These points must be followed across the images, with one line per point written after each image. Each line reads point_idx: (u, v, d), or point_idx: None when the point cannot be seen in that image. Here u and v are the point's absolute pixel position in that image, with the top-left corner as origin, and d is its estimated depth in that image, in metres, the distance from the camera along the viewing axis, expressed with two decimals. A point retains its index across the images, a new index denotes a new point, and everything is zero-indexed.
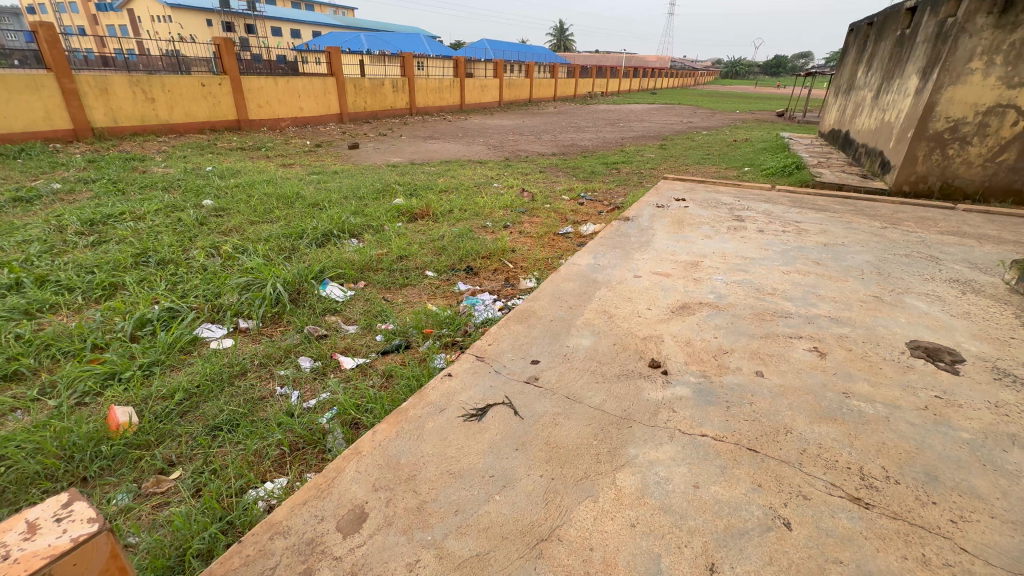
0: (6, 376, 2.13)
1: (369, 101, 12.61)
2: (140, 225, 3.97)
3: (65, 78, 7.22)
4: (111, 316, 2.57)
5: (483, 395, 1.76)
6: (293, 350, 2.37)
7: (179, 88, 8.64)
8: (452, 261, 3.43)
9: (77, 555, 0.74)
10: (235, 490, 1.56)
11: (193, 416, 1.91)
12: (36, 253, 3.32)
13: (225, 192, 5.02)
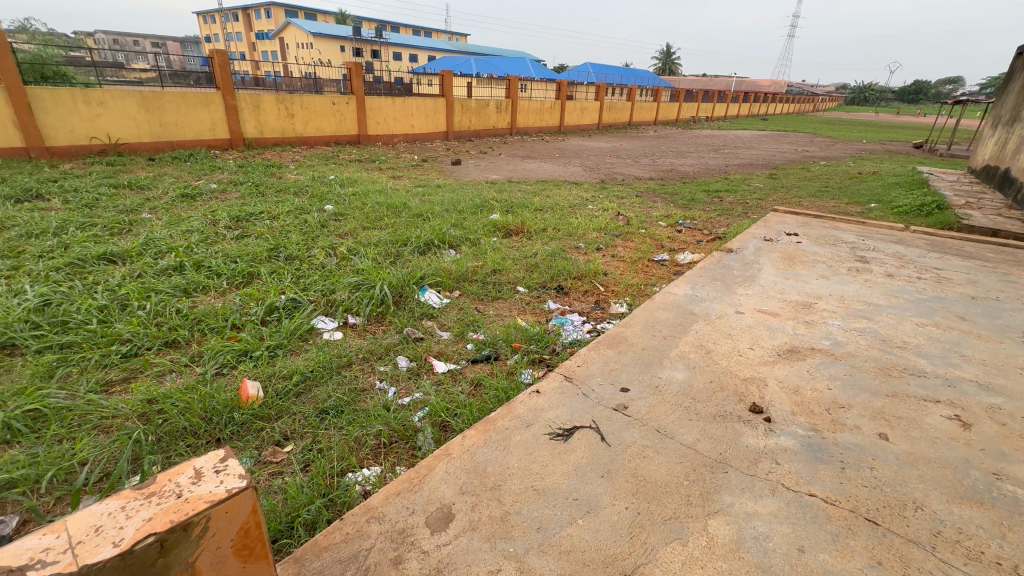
0: (168, 342, 2.55)
1: (474, 120, 13.30)
2: (274, 224, 4.54)
3: (229, 96, 8.53)
4: (247, 301, 2.96)
5: (571, 416, 1.76)
6: (393, 349, 2.55)
7: (315, 106, 9.80)
8: (544, 278, 3.48)
9: (228, 504, 0.87)
10: (336, 471, 1.71)
11: (306, 397, 2.13)
12: (196, 242, 3.93)
13: (344, 199, 5.56)
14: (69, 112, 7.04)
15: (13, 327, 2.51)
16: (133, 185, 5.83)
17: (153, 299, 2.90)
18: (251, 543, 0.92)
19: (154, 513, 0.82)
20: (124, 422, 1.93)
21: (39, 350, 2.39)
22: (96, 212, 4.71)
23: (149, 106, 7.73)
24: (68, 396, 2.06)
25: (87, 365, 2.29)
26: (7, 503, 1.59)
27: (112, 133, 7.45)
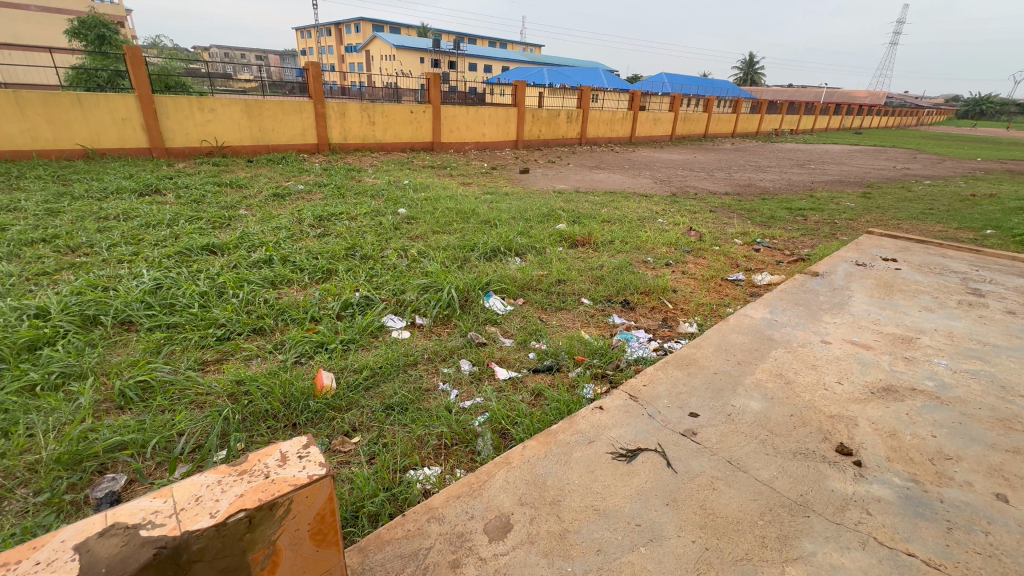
0: (255, 329, 2.77)
1: (544, 130, 13.39)
2: (352, 224, 4.81)
3: (319, 104, 9.20)
4: (325, 296, 3.15)
5: (635, 437, 1.70)
6: (456, 351, 2.60)
7: (395, 114, 10.32)
8: (609, 291, 3.41)
9: (308, 490, 0.92)
10: (398, 467, 1.76)
11: (374, 392, 2.22)
12: (283, 238, 4.26)
13: (416, 203, 5.79)
14: (186, 118, 7.92)
15: (131, 306, 2.84)
16: (233, 184, 6.43)
17: (244, 289, 3.17)
18: (326, 530, 0.97)
19: (245, 490, 0.88)
20: (215, 399, 2.11)
21: (151, 328, 2.69)
22: (202, 207, 5.24)
23: (251, 112, 8.53)
24: (171, 371, 2.30)
25: (188, 345, 2.54)
26: (118, 462, 1.79)
27: (219, 137, 8.29)
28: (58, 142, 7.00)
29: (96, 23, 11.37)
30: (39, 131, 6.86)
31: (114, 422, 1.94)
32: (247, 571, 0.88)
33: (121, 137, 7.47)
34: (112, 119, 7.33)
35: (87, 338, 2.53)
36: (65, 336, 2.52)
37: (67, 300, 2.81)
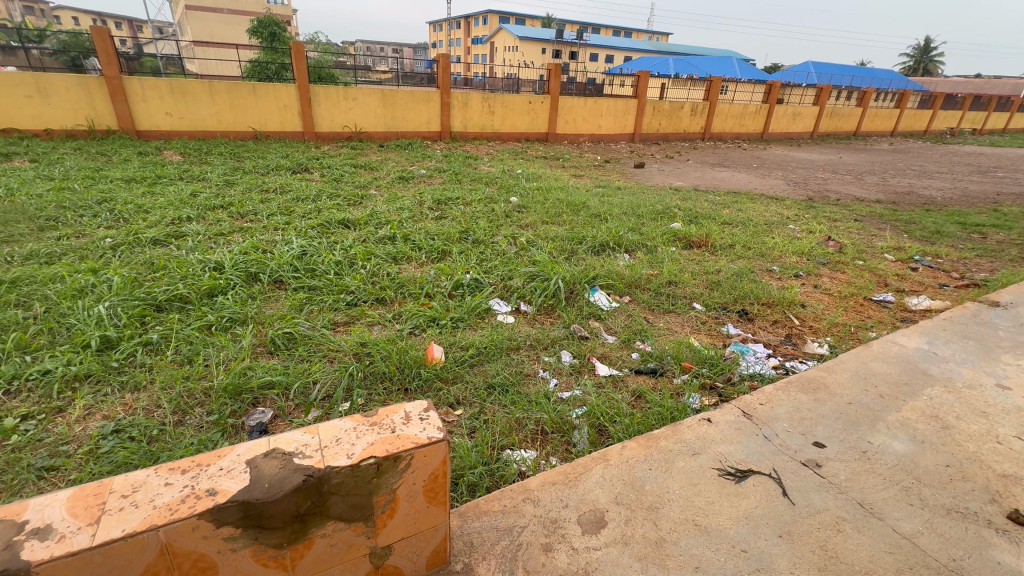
0: (378, 298, 3.04)
1: (665, 123, 12.71)
2: (467, 209, 5.04)
3: (445, 94, 9.71)
4: (440, 275, 3.35)
5: (747, 457, 1.57)
6: (558, 342, 2.62)
7: (514, 105, 10.54)
8: (725, 298, 3.17)
9: (425, 450, 0.99)
10: (496, 444, 1.83)
11: (478, 370, 2.32)
12: (406, 218, 4.60)
13: (528, 192, 5.89)
14: (333, 106, 8.89)
15: (282, 268, 3.29)
16: (366, 166, 7.09)
17: (371, 262, 3.50)
18: (438, 488, 1.05)
19: (375, 440, 0.98)
20: (343, 357, 2.38)
21: (296, 288, 3.09)
22: (340, 186, 5.86)
23: (386, 102, 9.29)
24: (310, 327, 2.63)
25: (324, 306, 2.88)
26: (267, 398, 2.10)
27: (358, 123, 9.19)
28: (236, 125, 8.29)
29: (270, 23, 13.15)
30: (223, 115, 8.18)
31: (266, 364, 2.28)
32: (371, 511, 0.98)
33: (282, 122, 8.62)
34: (277, 106, 8.48)
35: (249, 291, 2.99)
36: (234, 288, 3.00)
37: (236, 258, 3.35)
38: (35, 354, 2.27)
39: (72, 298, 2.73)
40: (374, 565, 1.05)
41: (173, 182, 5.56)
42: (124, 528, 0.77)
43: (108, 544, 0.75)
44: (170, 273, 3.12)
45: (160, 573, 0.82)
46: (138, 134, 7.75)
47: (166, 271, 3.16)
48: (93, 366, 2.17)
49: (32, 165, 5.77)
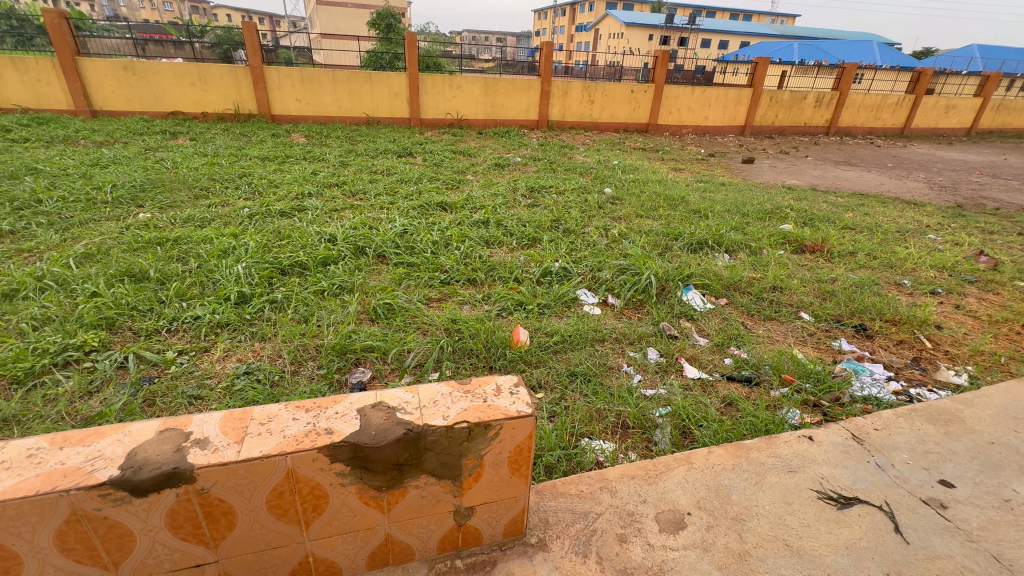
0: (470, 279, 3.17)
1: (782, 114, 11.58)
2: (560, 198, 5.03)
3: (546, 83, 9.69)
4: (529, 261, 3.40)
5: (853, 484, 1.43)
6: (645, 338, 2.54)
7: (615, 94, 10.24)
8: (840, 311, 2.86)
9: (512, 423, 1.04)
10: (575, 432, 1.84)
11: (561, 357, 2.34)
12: (500, 204, 4.71)
13: (623, 184, 5.73)
14: (438, 94, 9.30)
15: (386, 244, 3.54)
16: (465, 152, 7.35)
17: (465, 244, 3.64)
18: (522, 460, 1.10)
19: (468, 406, 1.05)
20: (434, 330, 2.51)
21: (396, 264, 3.32)
22: (440, 170, 6.14)
23: (488, 90, 9.51)
24: (407, 300, 2.82)
25: (420, 281, 3.07)
26: (367, 360, 2.30)
27: (460, 111, 9.53)
28: (352, 110, 9.01)
29: (387, 14, 13.95)
30: (342, 101, 8.92)
31: (368, 329, 2.49)
32: (459, 472, 1.05)
33: (392, 109, 9.21)
34: (388, 93, 9.06)
35: (356, 263, 3.27)
36: (344, 259, 3.30)
37: (347, 232, 3.67)
38: (189, 301, 2.70)
39: (217, 257, 3.20)
40: (457, 523, 1.13)
41: (298, 161, 6.20)
42: (262, 450, 0.91)
43: (249, 461, 0.89)
44: (293, 242, 3.51)
45: (284, 494, 0.95)
46: (272, 118, 8.75)
47: (290, 239, 3.56)
48: (232, 316, 2.54)
49: (190, 143, 6.76)
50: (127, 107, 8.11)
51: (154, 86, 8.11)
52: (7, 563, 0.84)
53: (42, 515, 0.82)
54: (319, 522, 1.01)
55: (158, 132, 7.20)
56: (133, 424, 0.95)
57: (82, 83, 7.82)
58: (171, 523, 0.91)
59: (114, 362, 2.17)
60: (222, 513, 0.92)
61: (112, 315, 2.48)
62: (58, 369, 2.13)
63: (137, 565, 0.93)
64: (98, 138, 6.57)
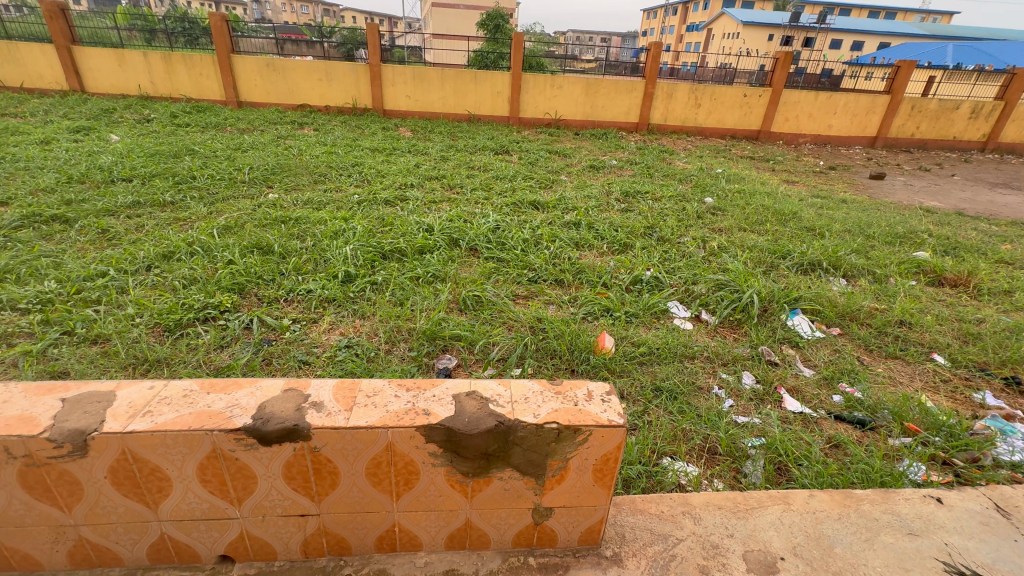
0: (557, 279, 3.16)
1: (926, 126, 10.13)
2: (656, 205, 4.84)
3: (650, 85, 9.37)
4: (619, 267, 3.31)
5: (992, 562, 1.22)
6: (740, 361, 2.37)
7: (725, 97, 9.61)
8: (986, 358, 2.45)
9: (601, 431, 1.02)
10: (657, 449, 1.77)
11: (647, 369, 2.25)
12: (592, 206, 4.64)
13: (726, 194, 5.37)
14: (539, 93, 9.38)
15: (479, 238, 3.65)
16: (560, 153, 7.34)
17: (555, 244, 3.64)
18: (606, 470, 1.08)
19: (558, 407, 1.05)
20: (520, 327, 2.55)
21: (487, 258, 3.41)
22: (535, 169, 6.20)
23: (589, 90, 9.41)
24: (495, 294, 2.89)
25: (509, 277, 3.13)
26: (454, 348, 2.39)
27: (559, 111, 9.54)
28: (455, 107, 9.40)
29: (497, 15, 14.30)
30: (447, 98, 9.34)
31: (456, 318, 2.58)
32: (544, 471, 1.06)
33: (493, 107, 9.48)
34: (491, 92, 9.33)
35: (450, 254, 3.41)
36: (439, 249, 3.46)
37: (444, 224, 3.84)
38: (304, 276, 2.99)
39: (330, 238, 3.51)
40: (534, 522, 1.13)
41: (403, 154, 6.60)
42: (368, 420, 0.98)
43: (356, 428, 0.97)
44: (395, 229, 3.75)
45: (381, 464, 1.02)
46: (384, 112, 9.41)
47: (392, 226, 3.81)
48: (338, 292, 2.78)
49: (314, 133, 7.47)
50: (266, 99, 9.18)
51: (289, 80, 9.09)
52: (161, 483, 0.99)
53: (191, 447, 0.96)
54: (408, 496, 1.07)
55: (288, 122, 8.06)
56: (263, 380, 1.08)
57: (233, 77, 8.97)
58: (286, 474, 1.01)
59: (241, 322, 2.47)
60: (328, 472, 1.01)
61: (243, 282, 2.83)
62: (199, 323, 2.47)
63: (254, 505, 1.05)
64: (241, 126, 7.50)
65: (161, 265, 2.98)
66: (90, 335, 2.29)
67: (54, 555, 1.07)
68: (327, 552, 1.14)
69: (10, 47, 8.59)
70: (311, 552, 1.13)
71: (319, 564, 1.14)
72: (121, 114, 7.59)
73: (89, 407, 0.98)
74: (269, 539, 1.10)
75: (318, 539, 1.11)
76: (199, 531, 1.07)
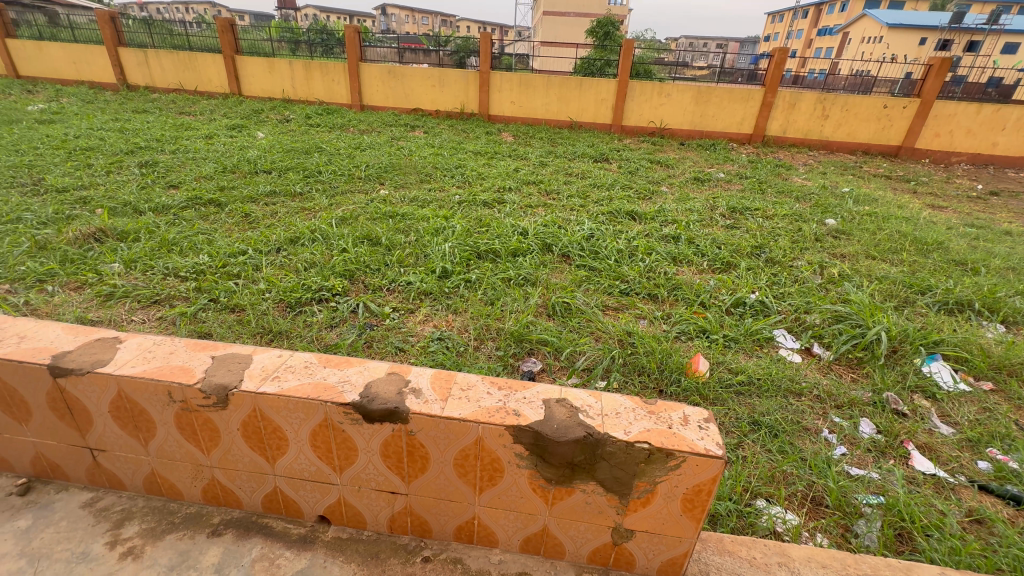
0: (650, 293, 3.04)
1: None
2: (767, 223, 4.46)
3: (770, 93, 8.69)
4: (720, 287, 3.10)
5: None
6: (857, 405, 2.10)
7: (859, 108, 8.60)
8: None
9: (696, 459, 0.97)
10: (750, 487, 1.63)
11: (745, 400, 2.08)
12: (694, 220, 4.40)
13: (852, 216, 4.80)
14: (645, 101, 9.12)
15: (572, 245, 3.64)
16: (663, 163, 7.06)
17: (651, 257, 3.51)
18: (697, 501, 1.02)
19: (650, 428, 1.01)
20: (607, 339, 2.49)
21: (578, 266, 3.38)
22: (634, 179, 6.03)
23: (699, 99, 8.95)
24: (585, 302, 2.86)
25: (600, 287, 3.07)
26: (539, 352, 2.40)
27: (664, 120, 9.19)
28: (558, 113, 9.47)
29: (607, 22, 14.17)
30: (551, 104, 9.44)
31: (544, 323, 2.59)
32: (629, 491, 1.02)
33: (596, 114, 9.40)
34: (595, 99, 9.27)
35: (542, 259, 3.44)
36: (532, 253, 3.50)
37: (538, 229, 3.88)
38: (406, 268, 3.20)
39: (432, 234, 3.71)
40: (613, 541, 1.10)
41: (504, 158, 6.78)
42: (461, 413, 1.02)
43: (450, 419, 1.01)
44: (491, 230, 3.86)
45: (470, 457, 1.05)
46: (489, 117, 9.77)
47: (488, 228, 3.93)
48: (434, 287, 2.93)
49: (423, 136, 7.95)
50: (385, 103, 9.99)
51: (406, 86, 9.79)
52: (280, 442, 1.12)
53: (307, 415, 1.07)
54: (490, 492, 1.09)
55: (402, 125, 8.67)
56: (371, 361, 1.17)
57: (359, 83, 9.88)
58: (383, 451, 1.08)
59: (349, 306, 2.70)
60: (419, 456, 1.07)
61: (353, 270, 3.10)
62: (315, 303, 2.76)
63: (353, 475, 1.14)
64: (362, 127, 8.21)
65: (288, 248, 3.37)
66: (230, 304, 2.66)
67: (192, 489, 1.25)
68: (409, 531, 1.20)
69: (190, 56, 10.22)
70: (396, 528, 1.20)
71: (402, 541, 1.20)
72: (267, 114, 8.70)
73: (231, 366, 1.14)
74: (361, 509, 1.19)
75: (403, 517, 1.18)
76: (304, 490, 1.19)
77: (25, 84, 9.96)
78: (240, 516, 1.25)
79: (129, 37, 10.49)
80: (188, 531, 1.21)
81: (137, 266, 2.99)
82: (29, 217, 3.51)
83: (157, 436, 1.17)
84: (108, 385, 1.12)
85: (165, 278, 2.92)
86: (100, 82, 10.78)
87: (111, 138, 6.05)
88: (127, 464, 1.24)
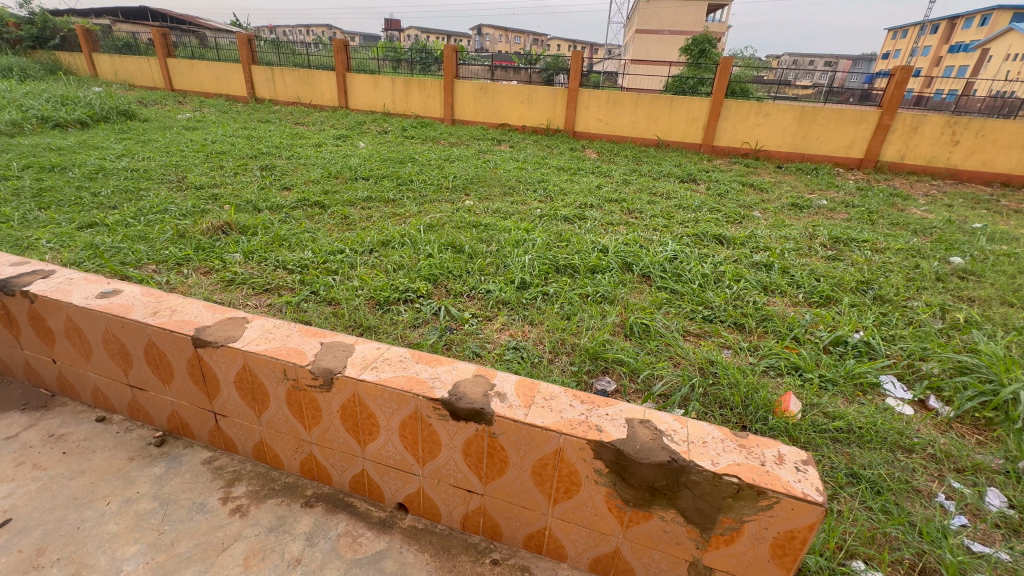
0: (736, 322, 2.87)
1: None
2: (877, 258, 4.04)
3: (887, 115, 7.92)
4: (817, 322, 2.85)
5: None
6: (983, 472, 1.83)
7: (998, 134, 7.55)
8: None
9: (794, 503, 0.90)
10: (846, 546, 1.48)
11: (842, 449, 1.89)
12: (789, 249, 4.11)
13: (986, 256, 4.19)
14: (740, 121, 8.70)
15: (653, 265, 3.54)
16: (756, 186, 6.66)
17: (739, 284, 3.32)
18: (789, 548, 0.95)
19: (741, 462, 0.97)
20: (687, 365, 2.39)
21: (659, 287, 3.28)
22: (723, 202, 5.75)
23: (803, 120, 8.37)
24: (664, 325, 2.76)
25: (681, 311, 2.95)
26: (614, 371, 2.36)
27: (760, 141, 8.68)
28: (645, 132, 9.33)
29: (704, 40, 13.70)
30: (638, 122, 9.31)
31: (621, 343, 2.54)
32: (712, 526, 0.98)
33: (685, 133, 9.12)
34: (686, 118, 9.00)
35: (621, 277, 3.38)
36: (611, 271, 3.46)
37: (619, 247, 3.83)
38: (486, 276, 3.30)
39: (513, 246, 3.80)
40: None
41: (587, 175, 6.77)
42: (544, 421, 1.04)
43: (533, 425, 1.03)
44: (571, 246, 3.87)
45: (548, 466, 1.07)
46: (574, 134, 9.83)
47: (568, 243, 3.95)
48: (512, 297, 2.99)
49: (509, 150, 8.17)
50: (475, 118, 10.43)
51: (496, 102, 10.15)
52: (372, 428, 1.21)
53: (399, 405, 1.14)
54: (565, 505, 1.09)
55: (489, 139, 8.98)
56: (459, 361, 1.23)
57: (452, 99, 10.40)
58: (465, 449, 1.13)
59: (432, 308, 2.83)
60: (498, 458, 1.10)
61: (437, 274, 3.25)
62: (400, 303, 2.93)
63: (434, 469, 1.20)
64: (452, 140, 8.62)
65: (380, 250, 3.62)
66: (327, 298, 2.90)
67: (292, 461, 1.38)
68: (481, 531, 1.23)
69: (309, 73, 11.39)
70: (468, 526, 1.24)
71: (472, 540, 1.24)
72: (368, 126, 9.43)
73: (337, 352, 1.25)
74: (437, 502, 1.24)
75: (477, 517, 1.21)
76: (388, 477, 1.27)
77: (177, 96, 11.66)
78: (329, 492, 1.36)
79: (260, 56, 11.91)
80: (285, 498, 1.33)
81: (254, 257, 3.36)
82: (174, 210, 4.10)
83: (268, 409, 1.32)
84: (236, 358, 1.27)
85: (275, 269, 3.26)
86: (234, 95, 12.34)
87: (239, 143, 6.88)
88: (241, 431, 1.40)
